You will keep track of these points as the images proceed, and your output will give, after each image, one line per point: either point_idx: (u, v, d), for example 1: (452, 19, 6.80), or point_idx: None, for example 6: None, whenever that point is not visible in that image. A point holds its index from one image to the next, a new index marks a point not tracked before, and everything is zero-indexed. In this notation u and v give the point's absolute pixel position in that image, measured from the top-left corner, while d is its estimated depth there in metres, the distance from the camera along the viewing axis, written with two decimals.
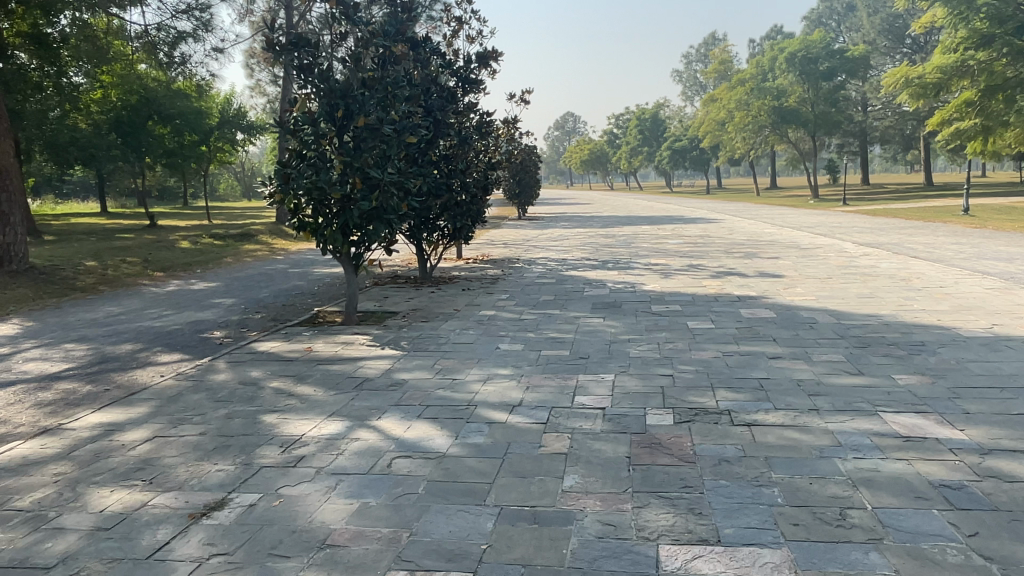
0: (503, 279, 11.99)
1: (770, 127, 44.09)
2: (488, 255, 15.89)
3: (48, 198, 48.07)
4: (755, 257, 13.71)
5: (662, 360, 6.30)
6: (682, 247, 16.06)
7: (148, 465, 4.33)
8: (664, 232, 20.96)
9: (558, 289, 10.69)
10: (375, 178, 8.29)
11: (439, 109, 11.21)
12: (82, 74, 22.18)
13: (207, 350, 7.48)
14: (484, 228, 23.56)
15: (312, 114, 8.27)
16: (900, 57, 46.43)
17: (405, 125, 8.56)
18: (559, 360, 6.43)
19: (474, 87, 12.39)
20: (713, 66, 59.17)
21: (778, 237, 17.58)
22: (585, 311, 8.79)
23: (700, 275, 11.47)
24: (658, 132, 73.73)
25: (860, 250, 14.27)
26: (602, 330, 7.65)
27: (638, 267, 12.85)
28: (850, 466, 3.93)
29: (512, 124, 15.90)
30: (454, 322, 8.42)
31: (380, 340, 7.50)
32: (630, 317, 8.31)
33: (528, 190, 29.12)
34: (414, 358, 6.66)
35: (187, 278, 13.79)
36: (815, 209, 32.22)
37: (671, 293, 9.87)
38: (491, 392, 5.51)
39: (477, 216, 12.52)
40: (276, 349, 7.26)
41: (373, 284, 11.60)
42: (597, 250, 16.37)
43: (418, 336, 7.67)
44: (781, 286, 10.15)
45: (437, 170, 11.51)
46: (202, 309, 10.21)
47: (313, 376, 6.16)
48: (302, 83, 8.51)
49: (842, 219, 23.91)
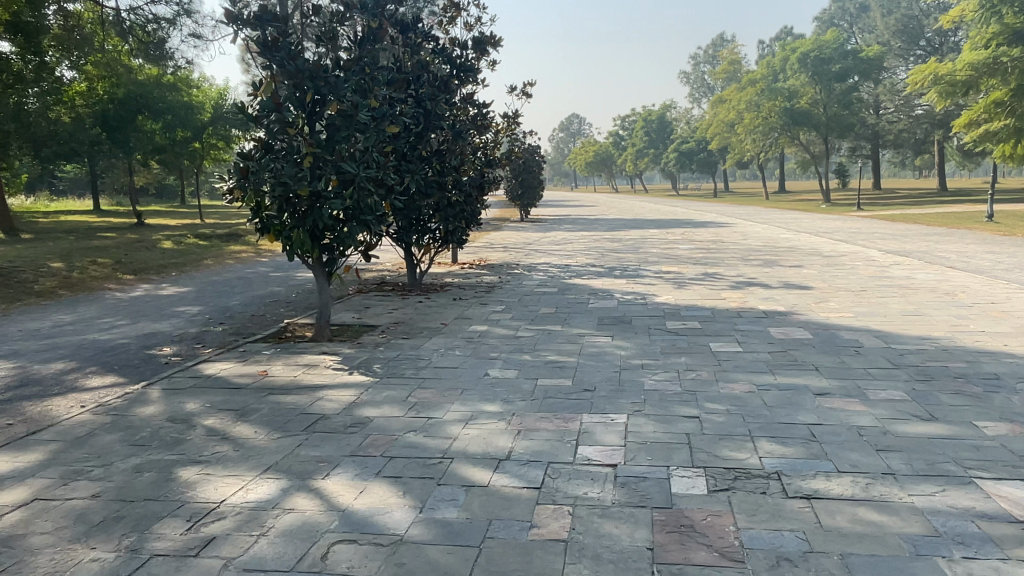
0: (500, 288, 10.90)
1: (780, 129, 42.86)
2: (485, 260, 14.78)
3: (44, 195, 47.47)
4: (775, 266, 12.55)
5: (685, 395, 5.17)
6: (695, 253, 14.92)
7: (3, 550, 3.21)
8: (673, 236, 19.89)
9: (561, 300, 9.56)
10: (350, 173, 7.13)
11: (430, 99, 10.14)
12: (68, 66, 21.23)
13: (147, 372, 6.36)
14: (483, 231, 22.48)
15: (278, 99, 7.13)
16: (915, 58, 45.30)
17: (385, 112, 7.44)
18: (559, 393, 5.31)
19: (470, 76, 11.27)
20: (722, 66, 57.97)
21: (797, 244, 16.50)
22: (590, 327, 7.69)
23: (718, 285, 10.35)
24: (665, 134, 72.64)
25: (890, 259, 13.16)
26: (610, 353, 6.53)
27: (649, 276, 11.72)
28: (960, 570, 2.81)
29: (512, 119, 14.73)
30: (440, 339, 7.30)
31: (351, 362, 6.38)
32: (642, 336, 7.18)
33: (531, 191, 27.94)
34: (386, 387, 5.54)
35: (158, 282, 12.72)
36: (831, 214, 31.13)
37: (688, 306, 8.74)
38: (474, 438, 4.39)
39: (472, 217, 11.37)
40: (226, 372, 6.14)
41: (355, 291, 10.54)
42: (603, 255, 15.29)
43: (394, 357, 6.56)
44: (811, 300, 9.01)
45: (429, 166, 10.37)
46: (161, 319, 9.09)
47: (260, 411, 5.06)
48: (266, 64, 7.35)
49: (861, 225, 22.81)
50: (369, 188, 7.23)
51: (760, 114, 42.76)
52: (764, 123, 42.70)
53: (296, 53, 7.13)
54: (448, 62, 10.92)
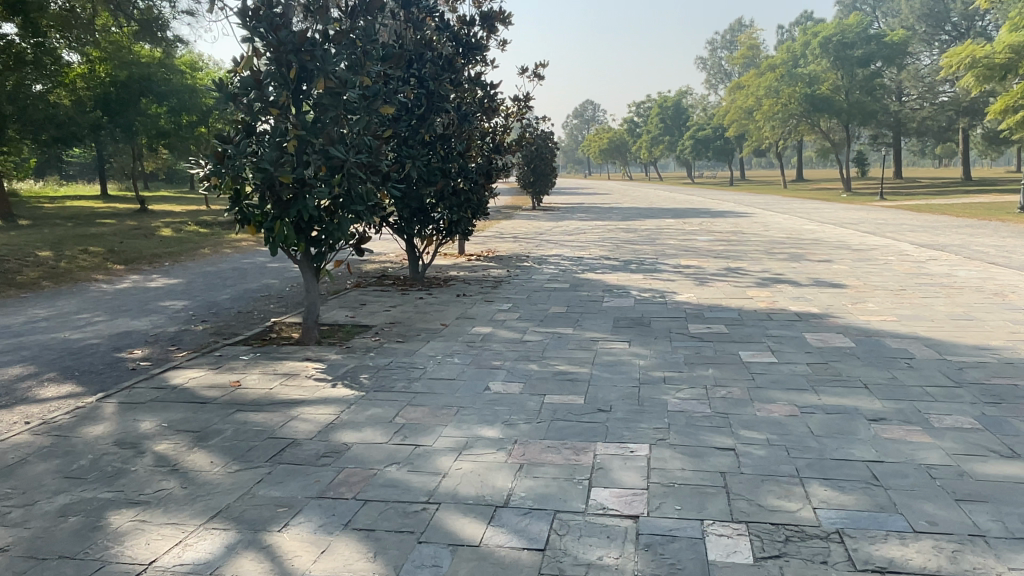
0: (507, 283, 10.21)
1: (800, 116, 41.65)
2: (494, 252, 14.05)
3: (54, 180, 47.33)
4: (802, 260, 11.75)
5: (716, 419, 4.44)
6: (714, 245, 14.13)
7: None
8: (690, 226, 19.07)
9: (573, 298, 8.82)
10: (338, 158, 6.39)
11: (433, 79, 9.41)
12: (70, 48, 20.68)
13: (109, 381, 5.69)
14: (492, 220, 21.74)
15: (259, 75, 6.39)
16: (941, 43, 43.97)
17: (377, 90, 6.69)
18: (569, 414, 4.59)
19: (476, 55, 10.50)
20: (741, 51, 56.54)
21: (822, 236, 15.70)
22: (604, 330, 6.97)
23: (743, 282, 9.58)
24: (681, 121, 71.38)
25: (924, 253, 12.34)
26: (627, 363, 5.79)
27: (667, 270, 10.95)
28: None
29: (523, 103, 13.92)
30: (438, 343, 6.59)
31: (336, 371, 5.67)
32: (663, 342, 6.43)
33: (543, 178, 27.14)
34: (371, 404, 4.83)
35: (148, 273, 12.06)
36: (853, 204, 30.16)
37: (712, 306, 7.97)
38: (467, 475, 3.68)
39: (478, 207, 10.58)
40: (195, 382, 5.46)
41: (354, 286, 9.88)
42: (617, 246, 14.53)
43: (385, 364, 5.86)
44: (847, 300, 8.21)
45: (431, 151, 9.59)
46: (140, 316, 8.43)
47: (223, 433, 4.38)
48: (247, 36, 6.61)
49: (886, 216, 21.94)
50: (359, 175, 6.49)
51: (779, 100, 41.54)
52: (784, 109, 41.47)
53: (278, 23, 6.37)
54: (453, 39, 10.15)
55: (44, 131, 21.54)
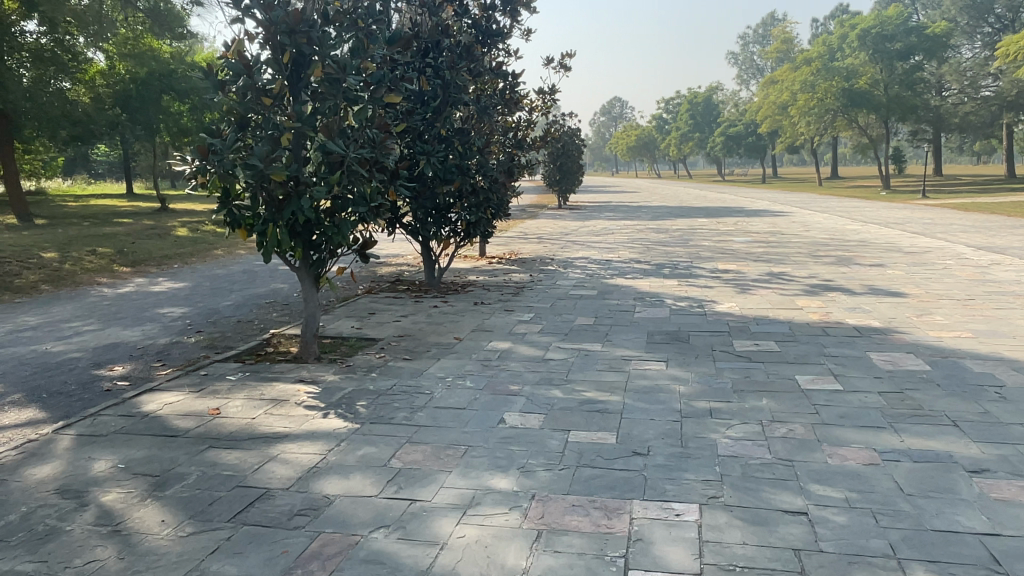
0: (530, 289, 9.46)
1: (837, 111, 40.19)
2: (518, 254, 13.29)
3: (82, 178, 47.65)
4: (851, 263, 10.84)
5: (779, 470, 3.63)
6: (753, 247, 13.23)
7: None
8: (725, 226, 18.14)
9: (601, 307, 8.04)
10: (337, 153, 5.63)
11: (449, 68, 8.72)
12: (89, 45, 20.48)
13: (77, 404, 5.04)
14: (517, 221, 20.97)
15: (249, 61, 5.65)
16: (985, 35, 42.23)
17: (382, 76, 5.96)
18: (600, 457, 3.81)
19: (497, 42, 9.74)
20: (774, 45, 55.10)
21: (869, 237, 14.68)
22: (637, 347, 6.19)
23: (789, 290, 8.71)
24: (711, 117, 70.08)
25: (985, 257, 11.33)
26: (665, 389, 4.99)
27: (704, 275, 10.11)
28: None
29: (547, 95, 13.09)
30: (449, 361, 5.85)
31: (331, 396, 4.96)
32: (706, 363, 5.62)
33: (570, 176, 26.32)
34: (365, 441, 4.10)
35: (154, 276, 11.52)
36: (894, 203, 28.83)
37: (758, 318, 7.15)
38: (472, 547, 2.93)
39: (499, 207, 9.82)
40: (171, 409, 4.79)
41: (365, 292, 9.21)
42: (647, 248, 13.70)
43: (387, 388, 5.13)
44: (910, 312, 7.32)
45: (448, 147, 8.85)
46: (134, 324, 7.82)
47: (187, 478, 3.69)
48: (237, 17, 5.88)
49: (933, 216, 20.74)
50: (362, 172, 5.73)
51: (815, 94, 40.15)
52: (819, 105, 40.11)
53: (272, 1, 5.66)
54: (472, 26, 9.40)
55: (61, 129, 21.05)
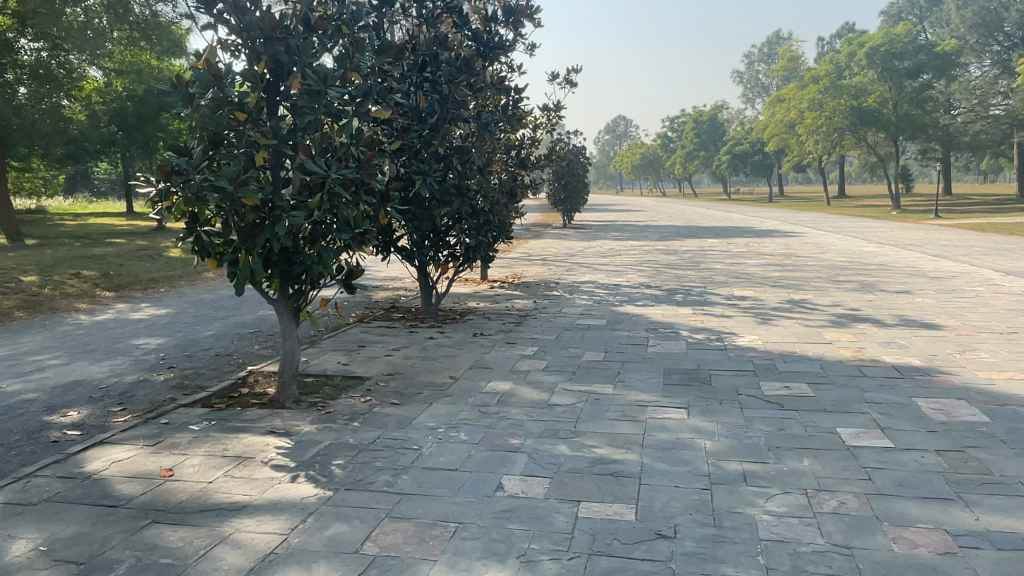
0: (534, 318, 8.83)
1: (846, 130, 39.67)
2: (521, 277, 12.66)
3: (83, 197, 47.34)
4: (875, 290, 10.19)
5: (837, 563, 2.96)
6: (769, 271, 12.60)
7: None
8: (736, 247, 17.53)
9: (611, 340, 7.40)
10: (316, 173, 4.98)
11: (447, 83, 8.15)
12: (86, 63, 20.23)
13: (17, 461, 4.42)
14: (521, 242, 20.40)
15: (220, 71, 5.02)
16: (995, 54, 41.78)
17: (368, 87, 5.29)
18: (616, 541, 3.16)
19: (499, 55, 8.94)
20: (781, 64, 54.75)
21: (889, 260, 14.04)
22: (653, 389, 5.55)
23: (814, 321, 8.06)
24: (717, 135, 69.61)
25: (1017, 282, 10.67)
26: (689, 445, 4.34)
27: (720, 303, 9.48)
28: None
29: (552, 112, 12.52)
30: (443, 406, 5.20)
31: (305, 451, 4.32)
32: (733, 412, 4.96)
33: (575, 195, 25.78)
34: (338, 515, 3.46)
35: (137, 302, 10.94)
36: (906, 223, 28.21)
37: (785, 356, 6.51)
38: None
39: (500, 230, 9.20)
40: (120, 468, 4.16)
41: (357, 321, 8.60)
42: (657, 272, 13.07)
43: (370, 441, 4.49)
44: (951, 348, 6.66)
45: (445, 166, 8.26)
46: (103, 358, 7.21)
47: (118, 567, 3.05)
48: (209, 23, 5.27)
49: (950, 237, 20.08)
50: (347, 195, 5.05)
51: (823, 113, 39.63)
52: (827, 123, 39.62)
53: (247, 5, 5.06)
54: (473, 37, 8.75)
55: (55, 147, 20.41)
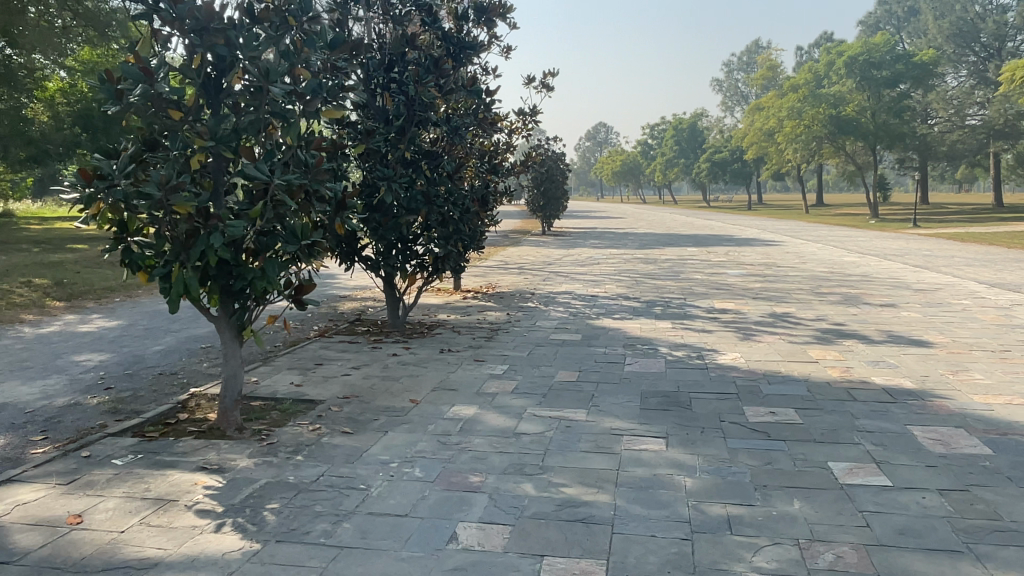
0: (506, 332, 8.39)
1: (825, 139, 39.70)
2: (496, 287, 12.22)
3: (51, 200, 46.20)
4: (859, 303, 9.87)
5: None
6: (750, 282, 12.27)
7: None
8: (716, 256, 17.23)
9: (586, 357, 6.98)
10: (258, 178, 4.49)
11: (414, 83, 7.69)
12: (49, 62, 19.51)
13: None
14: (498, 250, 19.97)
15: (150, 64, 4.53)
16: (971, 64, 42.15)
17: (318, 84, 4.80)
18: None
19: (472, 55, 8.55)
20: (760, 72, 54.91)
21: (871, 271, 13.79)
22: (630, 415, 5.13)
23: (798, 337, 7.70)
24: (696, 143, 69.71)
25: (1002, 295, 10.41)
26: (668, 483, 3.91)
27: (700, 316, 9.11)
28: None
29: (529, 116, 12.12)
30: (399, 436, 4.73)
31: (238, 492, 3.84)
32: (715, 443, 4.55)
33: (554, 202, 25.44)
34: None
35: (89, 313, 10.34)
36: (886, 232, 28.17)
37: (770, 376, 6.12)
38: None
39: (472, 238, 8.73)
40: (23, 513, 3.64)
41: (318, 335, 8.11)
42: (636, 282, 12.70)
43: (313, 479, 4.00)
44: (943, 368, 6.30)
45: (411, 172, 7.80)
46: (36, 377, 6.65)
47: None
48: (141, 12, 4.77)
49: (930, 247, 19.97)
50: (293, 203, 4.57)
51: (802, 121, 39.72)
52: (807, 132, 39.63)
53: None
54: (444, 36, 8.34)
55: (14, 148, 19.70)
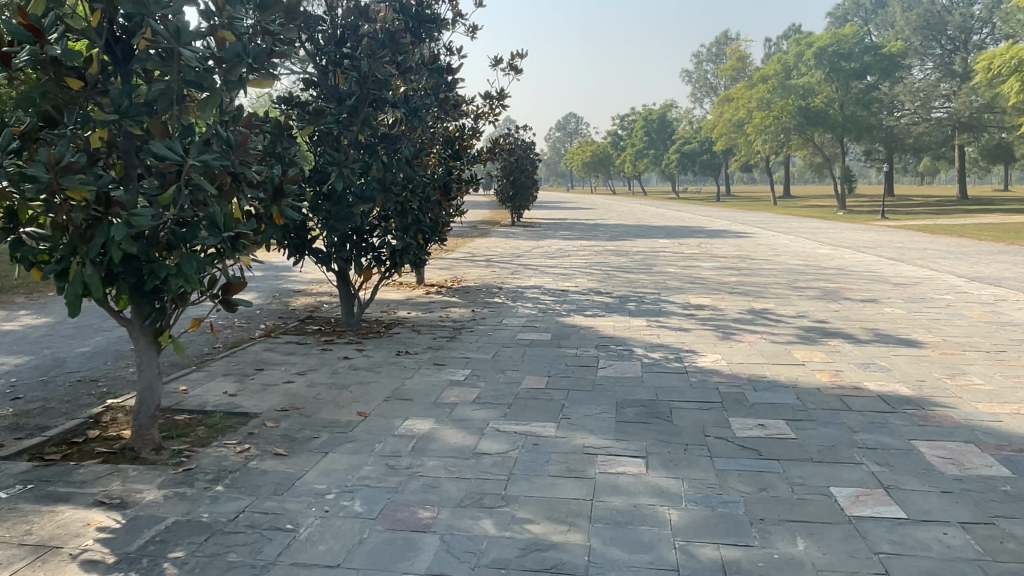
0: (469, 331, 7.78)
1: (793, 130, 39.52)
2: (461, 281, 11.59)
3: None
4: (839, 299, 9.45)
5: None
6: (725, 275, 11.82)
7: None
8: (688, 248, 16.80)
9: (556, 360, 6.41)
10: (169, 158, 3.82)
11: (368, 59, 7.01)
12: None
13: None
14: (464, 241, 19.30)
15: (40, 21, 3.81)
16: (937, 57, 42.45)
17: (241, 49, 4.14)
18: None
19: (430, 30, 7.97)
20: (729, 63, 54.79)
21: (846, 263, 13.45)
22: (605, 430, 4.57)
23: (781, 336, 7.22)
24: (666, 134, 69.51)
25: (983, 289, 10.09)
26: (650, 518, 3.36)
27: (676, 312, 8.59)
28: None
29: (495, 100, 11.49)
30: (340, 458, 4.11)
31: (138, 535, 3.19)
32: (701, 464, 4.01)
33: (524, 192, 24.81)
34: None
35: (14, 310, 9.44)
36: (855, 223, 28.14)
37: (756, 382, 5.61)
38: None
39: (432, 229, 8.07)
40: None
41: (264, 335, 7.41)
42: (607, 275, 12.17)
43: (231, 516, 3.37)
44: (939, 371, 5.85)
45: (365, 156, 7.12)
46: None
47: None
48: None
49: (901, 238, 19.84)
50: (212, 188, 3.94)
51: (771, 112, 39.56)
52: (776, 123, 39.44)
53: None
54: (400, 9, 7.72)
55: None
